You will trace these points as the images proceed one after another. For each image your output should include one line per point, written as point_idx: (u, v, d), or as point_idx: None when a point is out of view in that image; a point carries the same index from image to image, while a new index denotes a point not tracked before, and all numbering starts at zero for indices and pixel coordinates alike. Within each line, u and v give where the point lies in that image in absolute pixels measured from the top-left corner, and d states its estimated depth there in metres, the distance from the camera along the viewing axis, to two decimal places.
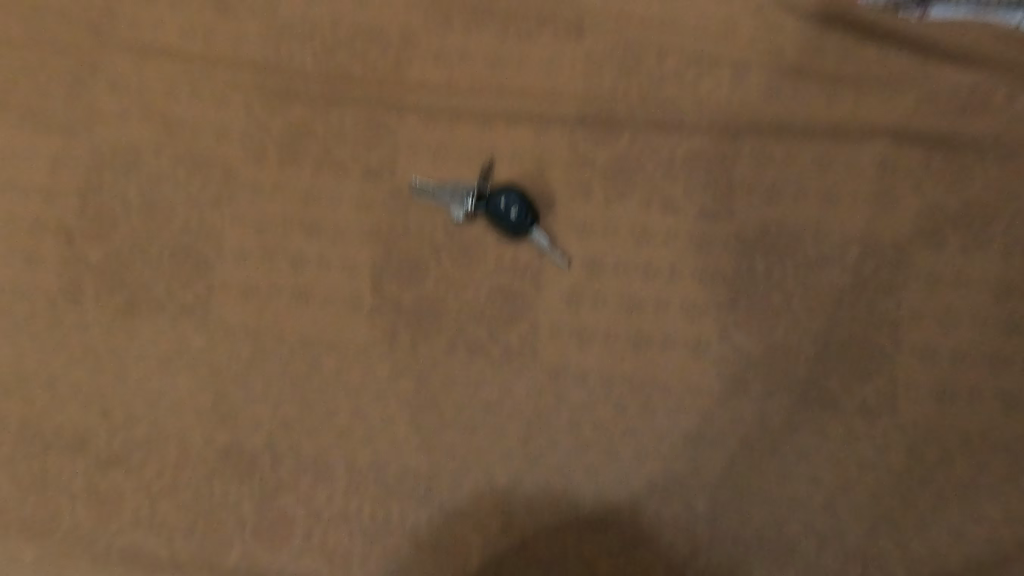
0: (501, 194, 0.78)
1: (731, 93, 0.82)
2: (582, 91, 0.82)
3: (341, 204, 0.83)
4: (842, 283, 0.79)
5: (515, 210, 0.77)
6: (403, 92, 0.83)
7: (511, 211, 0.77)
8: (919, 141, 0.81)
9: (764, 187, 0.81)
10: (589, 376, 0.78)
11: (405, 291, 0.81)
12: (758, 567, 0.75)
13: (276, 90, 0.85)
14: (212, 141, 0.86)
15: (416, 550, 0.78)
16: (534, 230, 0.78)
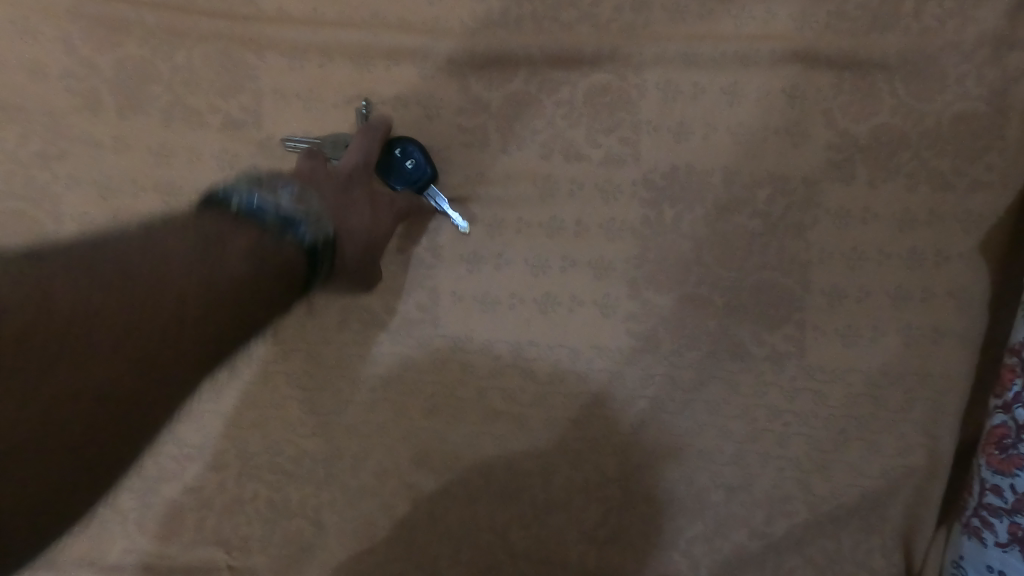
0: (394, 143, 0.70)
1: (628, 18, 0.73)
2: (467, 20, 0.73)
3: (200, 161, 0.72)
4: (753, 227, 0.74)
5: (413, 160, 0.70)
6: (260, 26, 0.72)
7: (406, 162, 0.70)
8: (827, 64, 0.72)
9: (671, 126, 0.73)
10: (495, 339, 0.74)
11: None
12: (668, 520, 0.75)
13: (105, 24, 0.72)
14: (32, 86, 0.72)
15: (319, 530, 0.74)
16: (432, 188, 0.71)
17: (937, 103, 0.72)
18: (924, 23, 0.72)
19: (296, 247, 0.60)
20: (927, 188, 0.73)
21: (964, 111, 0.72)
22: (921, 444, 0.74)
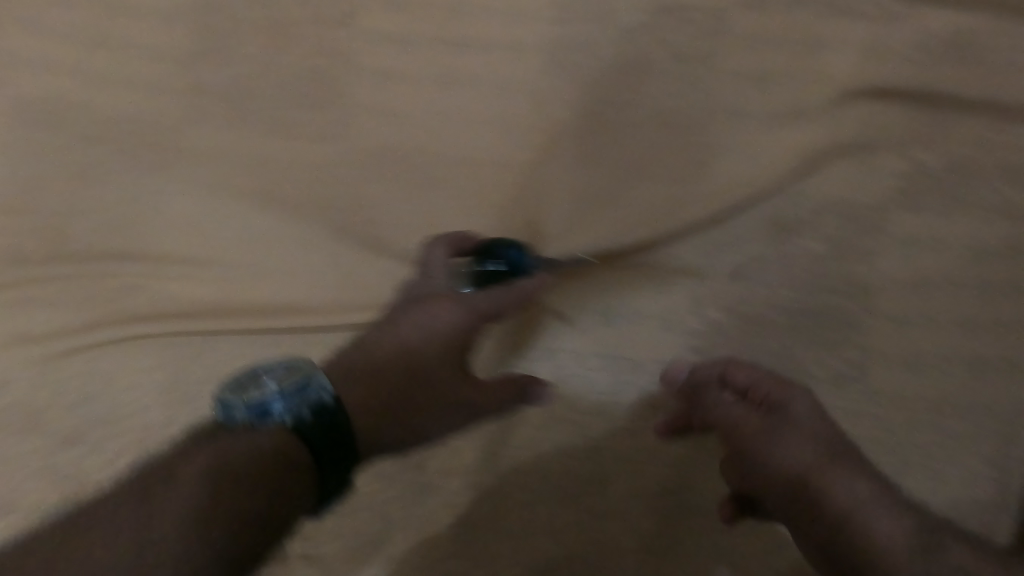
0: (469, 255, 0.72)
1: (704, 44, 0.74)
2: (555, 37, 0.75)
3: (297, 171, 0.79)
4: (820, 252, 0.75)
5: (492, 262, 0.71)
6: (356, 48, 0.77)
7: (489, 264, 0.71)
8: (904, 95, 0.74)
9: (744, 149, 0.75)
10: (569, 356, 0.78)
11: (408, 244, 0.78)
12: (727, 535, 0.75)
13: (216, 41, 0.78)
14: (149, 96, 0.79)
15: (386, 521, 0.78)
16: (525, 263, 0.72)
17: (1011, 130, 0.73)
18: (1001, 58, 0.73)
19: (281, 431, 0.60)
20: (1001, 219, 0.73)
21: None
22: (988, 476, 0.73)
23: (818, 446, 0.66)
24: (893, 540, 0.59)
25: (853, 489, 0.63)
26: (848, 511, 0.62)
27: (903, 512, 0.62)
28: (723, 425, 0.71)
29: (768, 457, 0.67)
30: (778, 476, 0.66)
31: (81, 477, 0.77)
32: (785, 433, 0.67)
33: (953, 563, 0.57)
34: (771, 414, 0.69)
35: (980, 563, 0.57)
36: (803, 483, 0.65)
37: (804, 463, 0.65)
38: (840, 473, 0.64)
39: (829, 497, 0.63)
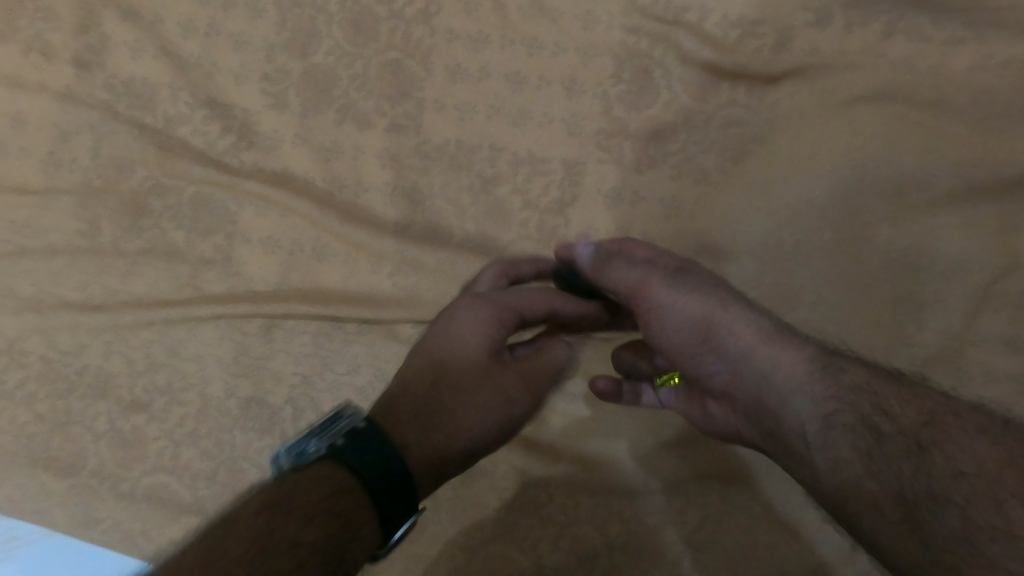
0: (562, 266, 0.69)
1: (768, 58, 0.78)
2: (620, 45, 0.79)
3: (364, 157, 0.81)
4: (873, 261, 0.75)
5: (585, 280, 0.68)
6: (431, 46, 0.80)
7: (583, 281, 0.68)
8: (961, 112, 0.74)
9: (801, 160, 0.77)
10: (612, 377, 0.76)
11: (463, 229, 0.79)
12: (763, 538, 0.75)
13: (298, 33, 0.82)
14: (232, 85, 0.83)
15: (435, 503, 0.80)
16: None
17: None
18: None
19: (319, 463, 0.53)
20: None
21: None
22: None
23: (711, 290, 0.59)
24: (789, 372, 0.55)
25: (753, 325, 0.58)
26: (761, 373, 0.56)
27: (794, 335, 0.57)
28: (631, 294, 0.61)
29: (664, 315, 0.60)
30: (676, 334, 0.60)
31: (144, 440, 0.82)
32: (682, 282, 0.60)
33: (849, 385, 0.53)
34: (662, 273, 0.61)
35: (873, 384, 0.53)
36: (705, 335, 0.59)
37: (701, 311, 0.59)
38: (731, 308, 0.58)
39: (731, 343, 0.58)
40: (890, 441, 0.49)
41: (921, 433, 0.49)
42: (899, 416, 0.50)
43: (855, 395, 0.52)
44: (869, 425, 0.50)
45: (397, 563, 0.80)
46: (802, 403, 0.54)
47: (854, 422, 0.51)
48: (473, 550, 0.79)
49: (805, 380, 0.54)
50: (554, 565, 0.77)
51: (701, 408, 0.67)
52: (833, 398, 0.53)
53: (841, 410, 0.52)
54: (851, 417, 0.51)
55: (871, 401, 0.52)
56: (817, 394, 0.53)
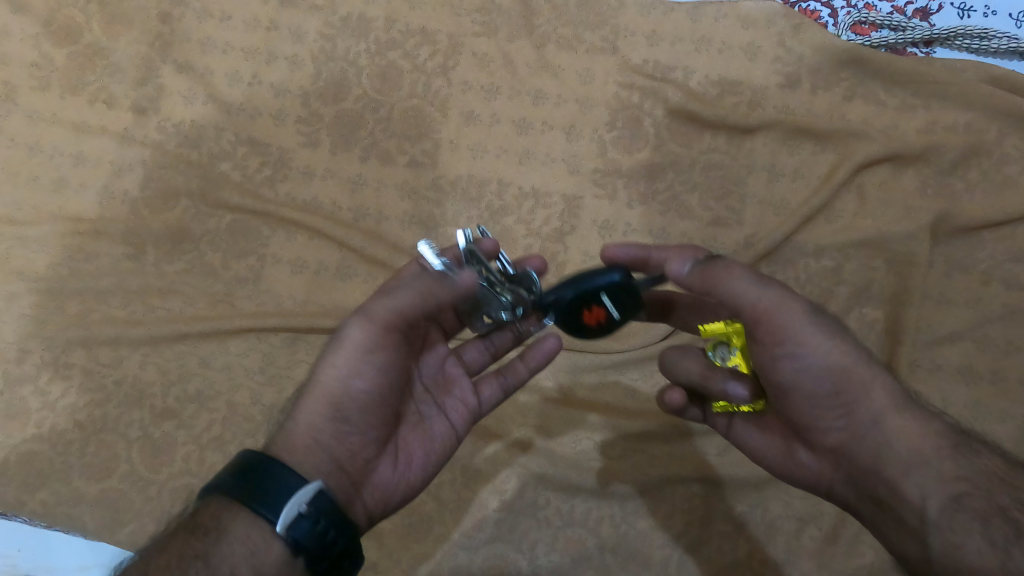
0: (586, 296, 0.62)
1: (745, 111, 0.89)
2: (614, 97, 0.91)
3: (386, 189, 0.91)
4: (840, 294, 0.87)
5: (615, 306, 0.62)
6: (449, 95, 0.92)
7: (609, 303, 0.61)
8: (914, 166, 0.88)
9: (775, 200, 0.89)
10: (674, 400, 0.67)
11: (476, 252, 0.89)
12: (743, 542, 0.84)
13: (330, 80, 0.93)
14: (271, 126, 0.93)
15: (439, 505, 0.86)
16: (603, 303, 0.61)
17: (1009, 225, 0.86)
18: (988, 141, 0.87)
19: (208, 494, 0.55)
20: (1000, 286, 0.85)
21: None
22: None
23: (850, 345, 0.57)
24: (915, 444, 0.54)
25: (890, 391, 0.56)
26: (884, 443, 0.55)
27: (921, 406, 0.56)
28: (758, 317, 0.57)
29: (804, 353, 0.56)
30: (811, 374, 0.57)
31: (174, 445, 0.88)
32: (814, 320, 0.57)
33: (982, 469, 0.52)
34: (797, 306, 0.57)
35: (1010, 473, 0.52)
36: (841, 384, 0.56)
37: (842, 362, 0.56)
38: (869, 367, 0.57)
39: (863, 405, 0.56)
40: None
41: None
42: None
43: (986, 479, 0.51)
44: (1008, 518, 0.49)
45: (403, 561, 0.84)
46: (927, 479, 0.53)
47: (985, 511, 0.50)
48: (473, 548, 0.84)
49: (933, 457, 0.53)
50: (550, 564, 0.83)
51: (783, 452, 0.64)
52: (963, 479, 0.52)
53: (967, 492, 0.51)
54: (983, 504, 0.50)
55: (1010, 493, 0.50)
56: (942, 471, 0.52)
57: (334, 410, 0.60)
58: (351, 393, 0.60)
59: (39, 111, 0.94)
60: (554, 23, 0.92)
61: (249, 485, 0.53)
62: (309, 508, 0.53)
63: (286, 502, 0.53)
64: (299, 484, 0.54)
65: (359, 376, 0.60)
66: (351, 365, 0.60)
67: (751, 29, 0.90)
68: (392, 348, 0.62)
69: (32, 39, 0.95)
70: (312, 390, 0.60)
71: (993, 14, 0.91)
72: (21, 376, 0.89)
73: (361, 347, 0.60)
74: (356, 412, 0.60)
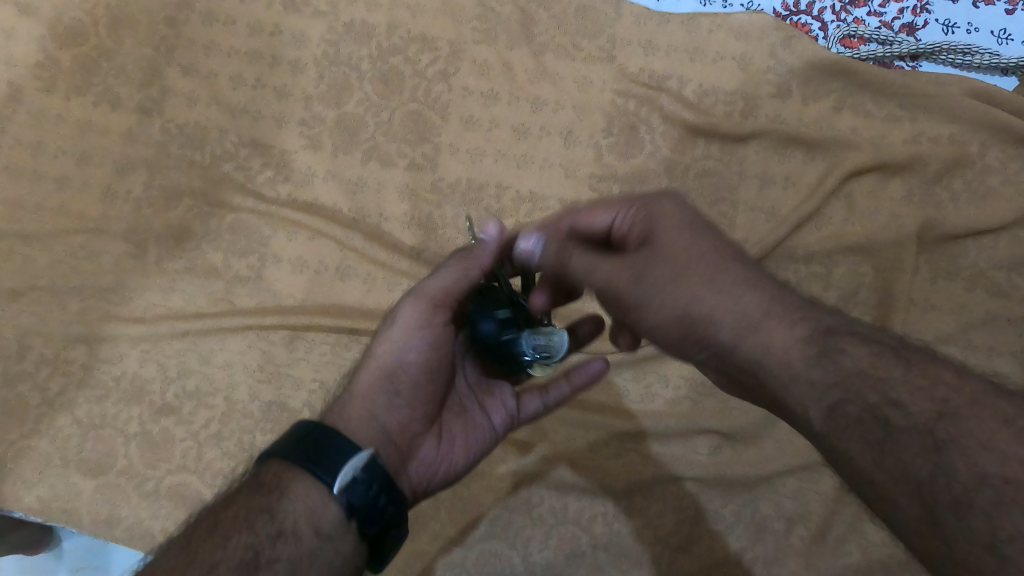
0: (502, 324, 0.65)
1: (738, 121, 0.91)
2: (610, 105, 0.93)
3: (386, 192, 0.93)
4: (828, 299, 0.89)
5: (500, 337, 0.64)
6: (449, 101, 0.94)
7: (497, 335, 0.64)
8: (900, 176, 0.90)
9: (766, 208, 0.91)
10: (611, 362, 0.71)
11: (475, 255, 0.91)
12: (733, 541, 0.84)
13: (333, 84, 0.95)
14: (274, 129, 0.95)
15: (436, 503, 0.87)
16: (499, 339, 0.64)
17: (992, 234, 0.88)
18: (972, 152, 0.89)
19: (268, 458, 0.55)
20: (983, 294, 0.88)
21: (1019, 237, 0.88)
22: None
23: (681, 278, 0.53)
24: (784, 359, 0.48)
25: (739, 308, 0.51)
26: (754, 368, 0.50)
27: (789, 308, 0.50)
28: (607, 292, 0.58)
29: (644, 307, 0.55)
30: (659, 322, 0.55)
31: (171, 441, 0.88)
32: (642, 263, 0.56)
33: (849, 370, 0.45)
34: (626, 267, 0.56)
35: (873, 364, 0.45)
36: (686, 329, 0.53)
37: (676, 304, 0.53)
38: (705, 297, 0.52)
39: (715, 337, 0.52)
40: (907, 434, 0.42)
41: (935, 427, 0.41)
42: (909, 403, 0.43)
43: (859, 380, 0.45)
44: (878, 422, 0.43)
45: (399, 557, 0.86)
46: (801, 395, 0.47)
47: (860, 415, 0.44)
48: (469, 545, 0.85)
49: (799, 370, 0.47)
50: (544, 561, 0.85)
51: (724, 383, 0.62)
52: (834, 386, 0.45)
53: (842, 399, 0.45)
54: (857, 409, 0.44)
55: (882, 393, 0.44)
56: (814, 382, 0.46)
57: (385, 382, 0.62)
58: (402, 367, 0.62)
59: (43, 110, 0.95)
60: (552, 32, 0.94)
61: (310, 450, 0.54)
62: (364, 473, 0.53)
63: (343, 467, 0.53)
64: (356, 449, 0.54)
65: (410, 350, 0.62)
66: (405, 341, 0.62)
67: (744, 41, 0.92)
68: (445, 327, 0.63)
69: (38, 40, 0.96)
70: (368, 365, 0.63)
71: (975, 31, 0.93)
72: (21, 371, 0.90)
73: (412, 324, 0.62)
74: (408, 387, 0.62)
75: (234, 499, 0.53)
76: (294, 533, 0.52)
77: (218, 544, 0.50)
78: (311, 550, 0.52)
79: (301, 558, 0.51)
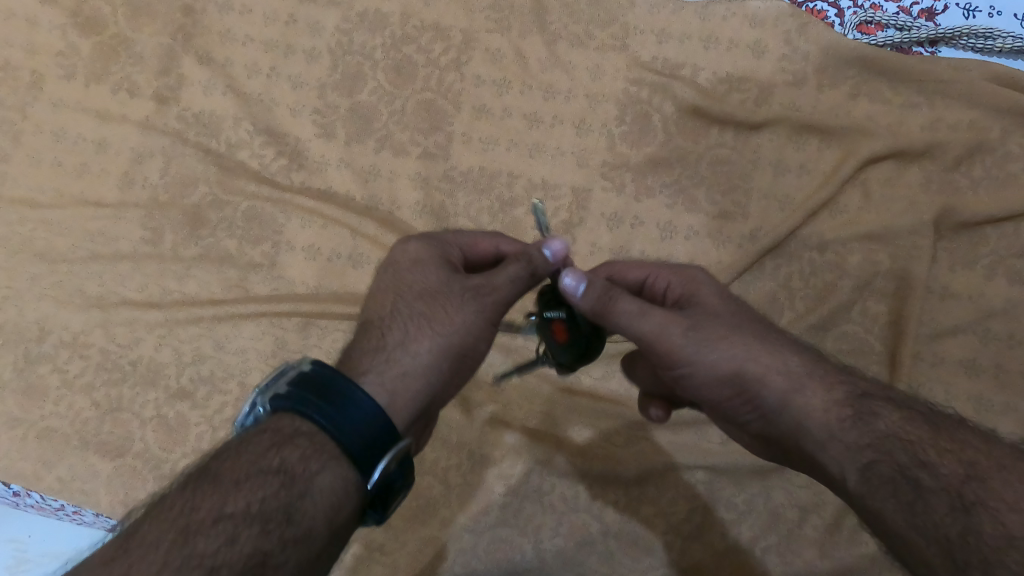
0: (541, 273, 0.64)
1: (752, 108, 0.91)
2: (623, 93, 0.93)
3: (399, 179, 0.93)
4: (844, 287, 0.88)
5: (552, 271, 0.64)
6: (462, 89, 0.94)
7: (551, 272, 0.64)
8: (917, 163, 0.89)
9: (780, 196, 0.90)
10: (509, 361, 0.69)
11: None
12: (745, 529, 0.84)
13: (347, 73, 0.95)
14: (288, 117, 0.95)
15: (446, 488, 0.87)
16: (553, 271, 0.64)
17: (1013, 220, 0.87)
18: (990, 138, 0.88)
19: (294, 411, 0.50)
20: (1004, 281, 0.86)
21: None
22: None
23: (731, 339, 0.59)
24: (822, 419, 0.54)
25: (786, 373, 0.57)
26: (793, 426, 0.56)
27: (823, 373, 0.57)
28: (651, 346, 0.61)
29: (694, 367, 0.60)
30: (708, 383, 0.60)
31: (187, 425, 0.89)
32: (697, 331, 0.60)
33: (882, 433, 0.51)
34: (678, 322, 0.60)
35: (905, 428, 0.51)
36: (736, 386, 0.59)
37: (731, 364, 0.59)
38: (757, 358, 0.58)
39: (764, 398, 0.57)
40: (934, 494, 0.47)
41: (964, 490, 0.47)
42: (939, 466, 0.48)
43: (889, 443, 0.51)
44: (908, 479, 0.48)
45: (409, 543, 0.86)
46: (838, 455, 0.52)
47: (893, 474, 0.49)
48: (479, 532, 0.85)
49: (836, 430, 0.53)
50: (555, 548, 0.85)
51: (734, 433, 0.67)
52: (867, 446, 0.51)
53: (875, 459, 0.50)
54: (889, 468, 0.49)
55: (910, 453, 0.50)
56: (851, 442, 0.52)
57: (450, 366, 0.59)
58: (473, 355, 0.60)
59: (64, 99, 0.97)
60: (565, 20, 0.94)
61: (350, 430, 0.49)
62: (397, 469, 0.51)
63: (382, 459, 0.50)
64: (388, 436, 0.51)
65: (485, 340, 0.61)
66: (480, 325, 0.60)
67: (758, 27, 0.92)
68: (504, 322, 0.62)
69: (59, 29, 0.97)
70: (440, 340, 0.58)
71: (998, 14, 0.92)
72: (40, 354, 0.91)
73: (496, 319, 0.61)
74: (465, 372, 0.61)
75: (241, 468, 0.47)
76: (306, 534, 0.47)
77: (223, 537, 0.44)
78: None
79: None
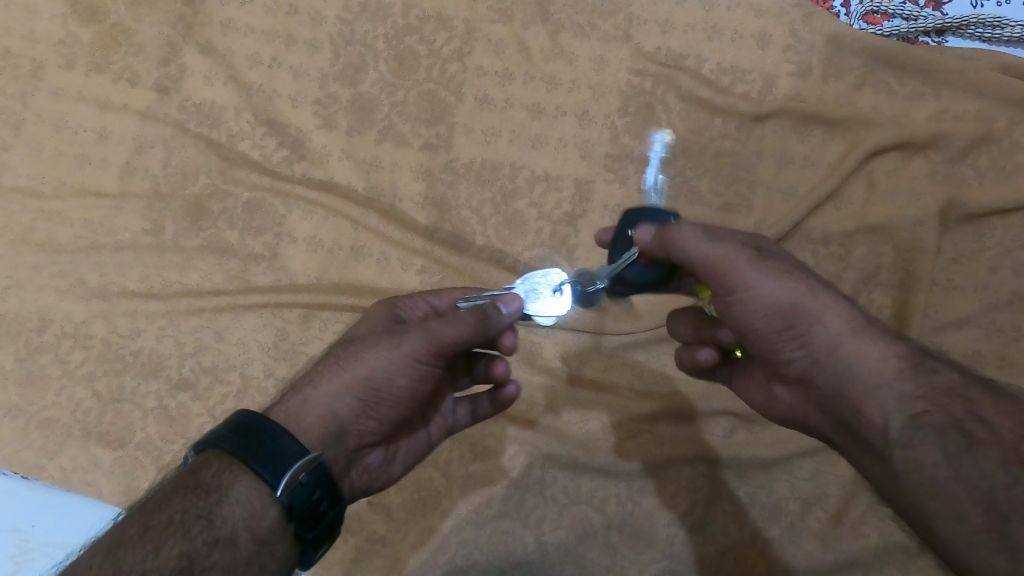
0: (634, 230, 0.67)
1: (756, 99, 0.90)
2: (626, 84, 0.92)
3: (401, 170, 0.93)
4: (848, 279, 0.88)
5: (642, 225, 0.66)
6: (464, 80, 0.94)
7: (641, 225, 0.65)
8: (922, 154, 0.89)
9: (784, 187, 0.90)
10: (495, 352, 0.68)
11: (489, 235, 0.91)
12: (747, 522, 0.84)
13: (349, 63, 0.95)
14: (289, 107, 0.95)
15: (447, 480, 0.87)
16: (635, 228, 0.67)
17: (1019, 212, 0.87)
18: (996, 129, 0.87)
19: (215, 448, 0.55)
20: (1010, 273, 0.86)
21: None
22: None
23: (797, 276, 0.58)
24: (879, 366, 0.54)
25: (845, 317, 0.57)
26: (844, 367, 0.56)
27: (879, 329, 0.57)
28: (710, 269, 0.58)
29: (752, 295, 0.57)
30: (759, 313, 0.58)
31: (188, 416, 0.89)
32: (765, 261, 0.58)
33: (941, 387, 0.52)
34: (746, 250, 0.59)
35: (966, 386, 0.52)
36: (792, 320, 0.57)
37: (792, 296, 0.57)
38: (819, 298, 0.57)
39: (819, 335, 0.57)
40: (986, 445, 0.48)
41: (1018, 445, 0.48)
42: (995, 422, 0.49)
43: (947, 396, 0.51)
44: (961, 430, 0.49)
45: (411, 535, 0.86)
46: (887, 400, 0.53)
47: (944, 424, 0.50)
48: (481, 523, 0.85)
49: (893, 378, 0.53)
50: (557, 541, 0.85)
51: (763, 390, 0.67)
52: (921, 397, 0.52)
53: (926, 409, 0.51)
54: (941, 418, 0.50)
55: (966, 407, 0.50)
56: (905, 391, 0.52)
57: (364, 398, 0.61)
58: (387, 387, 0.61)
59: (65, 88, 0.96)
60: (568, 11, 0.94)
61: (256, 448, 0.54)
62: (307, 478, 0.54)
63: (286, 470, 0.54)
64: (301, 451, 0.55)
65: (402, 376, 0.62)
66: (391, 359, 0.61)
67: (762, 19, 0.92)
68: (432, 365, 0.62)
69: (60, 18, 0.97)
70: (352, 367, 0.61)
71: (1005, 4, 0.91)
72: (41, 344, 0.91)
73: (411, 357, 0.61)
74: (386, 403, 0.62)
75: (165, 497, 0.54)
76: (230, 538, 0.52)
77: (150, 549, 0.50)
78: (248, 556, 0.53)
79: (236, 563, 0.52)
